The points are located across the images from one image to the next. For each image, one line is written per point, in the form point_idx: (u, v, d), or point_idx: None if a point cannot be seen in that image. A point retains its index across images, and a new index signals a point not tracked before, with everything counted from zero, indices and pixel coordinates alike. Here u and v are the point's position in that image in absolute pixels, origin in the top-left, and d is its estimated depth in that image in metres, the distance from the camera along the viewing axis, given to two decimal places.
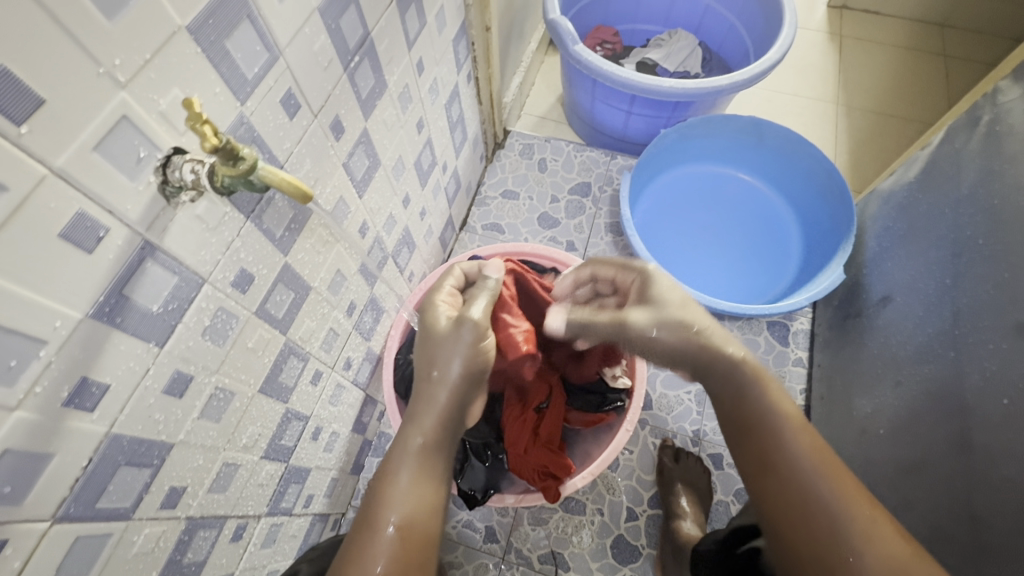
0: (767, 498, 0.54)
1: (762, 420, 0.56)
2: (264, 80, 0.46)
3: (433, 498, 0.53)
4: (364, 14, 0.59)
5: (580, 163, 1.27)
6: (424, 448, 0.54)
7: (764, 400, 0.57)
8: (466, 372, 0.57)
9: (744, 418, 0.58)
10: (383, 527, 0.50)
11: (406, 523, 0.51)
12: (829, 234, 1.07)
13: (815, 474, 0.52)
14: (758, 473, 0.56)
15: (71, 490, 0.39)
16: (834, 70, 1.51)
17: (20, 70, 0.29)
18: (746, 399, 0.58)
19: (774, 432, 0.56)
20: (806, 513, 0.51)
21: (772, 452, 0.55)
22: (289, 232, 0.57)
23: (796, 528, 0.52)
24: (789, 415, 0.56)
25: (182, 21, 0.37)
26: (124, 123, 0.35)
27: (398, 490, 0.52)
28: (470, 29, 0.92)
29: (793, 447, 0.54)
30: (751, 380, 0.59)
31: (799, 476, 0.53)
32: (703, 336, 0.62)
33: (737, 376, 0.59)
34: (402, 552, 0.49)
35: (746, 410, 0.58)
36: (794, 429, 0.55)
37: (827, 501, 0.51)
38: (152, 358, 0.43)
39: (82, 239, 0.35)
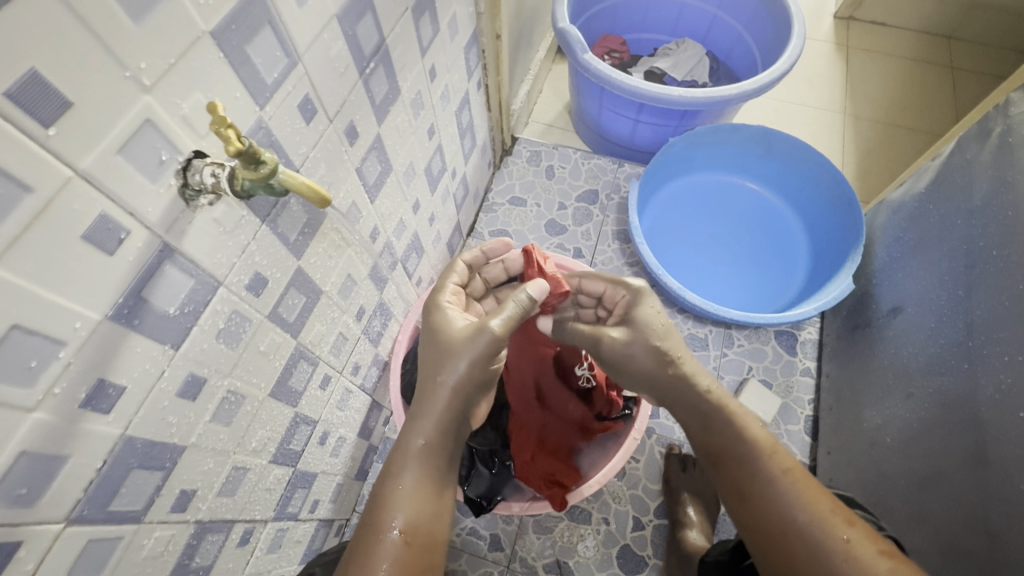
0: (748, 527, 0.57)
1: (732, 450, 0.59)
2: (283, 85, 0.47)
3: (438, 499, 0.53)
4: (380, 22, 0.60)
5: (587, 170, 1.28)
6: (427, 451, 0.54)
7: (736, 428, 0.60)
8: (470, 374, 0.56)
9: (719, 447, 0.60)
10: (387, 529, 0.50)
11: (410, 526, 0.51)
12: (837, 243, 1.07)
13: (790, 498, 0.55)
14: (736, 501, 0.58)
15: (85, 492, 0.39)
16: (841, 81, 1.52)
17: (50, 73, 0.29)
18: (715, 429, 0.60)
19: (748, 458, 0.58)
20: (786, 538, 0.54)
21: (747, 479, 0.57)
22: (303, 236, 0.57)
23: (777, 553, 0.54)
24: (759, 442, 0.59)
25: (206, 27, 0.37)
26: (147, 126, 0.35)
27: (401, 493, 0.52)
28: (480, 37, 0.93)
29: (766, 473, 0.57)
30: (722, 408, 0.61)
31: (774, 503, 0.55)
32: (676, 366, 0.63)
33: (704, 408, 0.61)
34: (406, 556, 0.49)
35: (720, 439, 0.60)
36: (764, 456, 0.58)
37: (806, 526, 0.53)
38: (166, 361, 0.43)
39: (103, 241, 0.35)
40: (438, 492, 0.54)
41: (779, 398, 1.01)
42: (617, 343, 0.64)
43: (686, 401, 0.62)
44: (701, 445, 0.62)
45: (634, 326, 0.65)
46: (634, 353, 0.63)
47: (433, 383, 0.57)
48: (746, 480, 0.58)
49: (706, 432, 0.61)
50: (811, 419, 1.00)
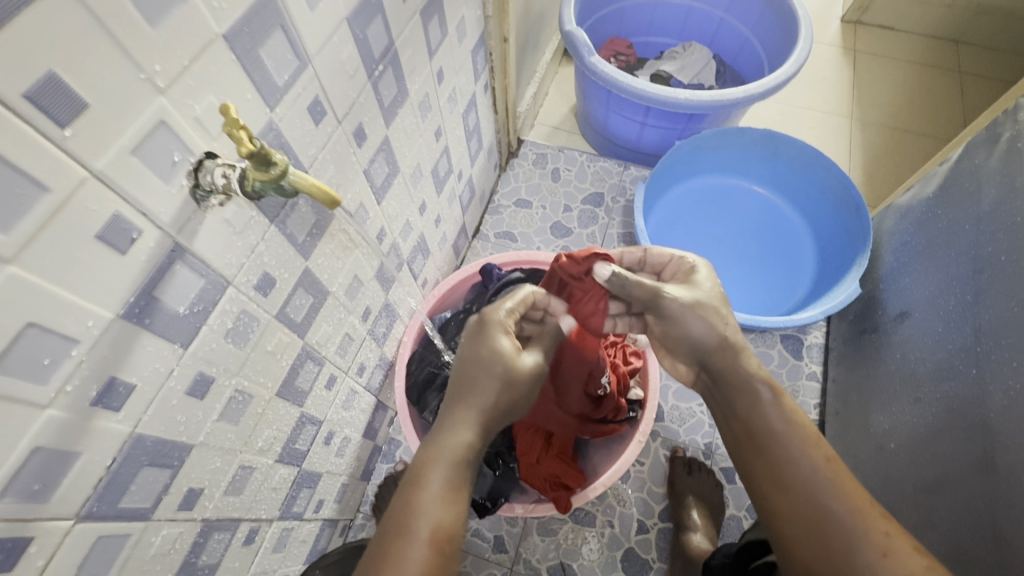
0: (779, 517, 0.53)
1: (772, 433, 0.56)
2: (293, 86, 0.47)
3: (463, 509, 0.49)
4: (390, 26, 0.60)
5: (593, 173, 1.28)
6: (459, 453, 0.51)
7: (780, 414, 0.56)
8: (504, 377, 0.56)
9: (756, 433, 0.57)
10: (410, 537, 0.46)
11: (439, 533, 0.47)
12: (843, 247, 1.06)
13: (827, 486, 0.52)
14: (766, 490, 0.54)
15: (95, 489, 0.39)
16: (849, 85, 1.52)
17: (68, 75, 0.29)
18: (759, 412, 0.57)
19: (787, 446, 0.55)
20: (820, 531, 0.50)
21: (782, 468, 0.54)
22: (311, 236, 0.57)
23: (807, 546, 0.51)
24: (804, 430, 0.55)
25: (220, 29, 0.38)
26: (161, 127, 0.36)
27: (431, 496, 0.48)
28: (488, 40, 0.93)
29: (805, 463, 0.53)
30: (766, 392, 0.58)
31: (812, 492, 0.52)
32: (731, 337, 0.61)
33: (749, 387, 0.59)
34: (431, 568, 0.45)
35: (757, 425, 0.57)
36: (803, 445, 0.54)
37: (841, 517, 0.50)
38: (176, 359, 0.43)
39: (117, 240, 0.35)
40: (464, 502, 0.50)
41: None
42: (679, 303, 0.61)
43: (731, 383, 0.60)
44: (740, 427, 0.59)
45: (693, 288, 0.63)
46: (690, 325, 0.62)
47: (473, 383, 0.55)
48: (781, 469, 0.54)
49: (749, 414, 0.58)
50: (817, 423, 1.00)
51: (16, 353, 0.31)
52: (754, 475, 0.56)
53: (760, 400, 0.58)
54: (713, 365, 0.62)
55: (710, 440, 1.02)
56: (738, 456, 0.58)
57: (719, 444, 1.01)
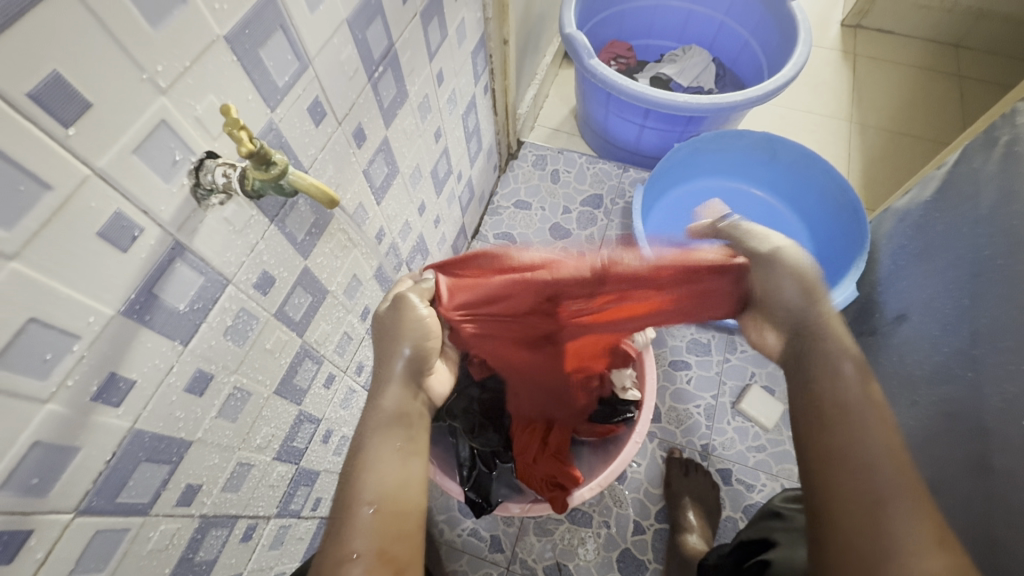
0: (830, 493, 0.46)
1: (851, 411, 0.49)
2: (293, 88, 0.48)
3: (415, 471, 0.53)
4: (390, 27, 0.61)
5: (592, 175, 1.29)
6: (388, 423, 0.54)
7: (861, 394, 0.50)
8: (417, 353, 0.59)
9: (832, 406, 0.50)
10: (361, 506, 0.49)
11: (383, 502, 0.49)
12: (841, 250, 1.07)
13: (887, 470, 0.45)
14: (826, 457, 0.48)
15: (94, 484, 0.40)
16: (848, 89, 1.52)
17: (71, 76, 0.30)
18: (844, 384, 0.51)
19: (860, 419, 0.48)
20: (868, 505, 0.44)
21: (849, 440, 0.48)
22: (310, 235, 0.58)
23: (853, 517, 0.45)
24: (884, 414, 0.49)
25: (221, 31, 0.38)
26: (162, 126, 0.36)
27: (371, 470, 0.51)
28: (488, 42, 0.94)
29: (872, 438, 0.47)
30: (851, 372, 0.52)
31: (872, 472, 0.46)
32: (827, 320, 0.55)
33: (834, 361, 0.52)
34: (385, 529, 0.48)
35: (833, 392, 0.51)
36: (879, 427, 0.48)
37: (895, 496, 0.44)
38: (176, 356, 0.44)
39: (118, 238, 0.36)
40: (417, 465, 0.54)
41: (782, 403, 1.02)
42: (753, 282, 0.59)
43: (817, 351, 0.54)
44: (813, 398, 0.52)
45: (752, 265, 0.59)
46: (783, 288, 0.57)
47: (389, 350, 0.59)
48: (846, 439, 0.48)
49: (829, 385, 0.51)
50: None
51: (18, 348, 0.32)
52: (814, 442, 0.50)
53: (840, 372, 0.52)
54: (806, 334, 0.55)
55: (707, 441, 1.02)
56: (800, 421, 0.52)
57: (715, 445, 1.01)
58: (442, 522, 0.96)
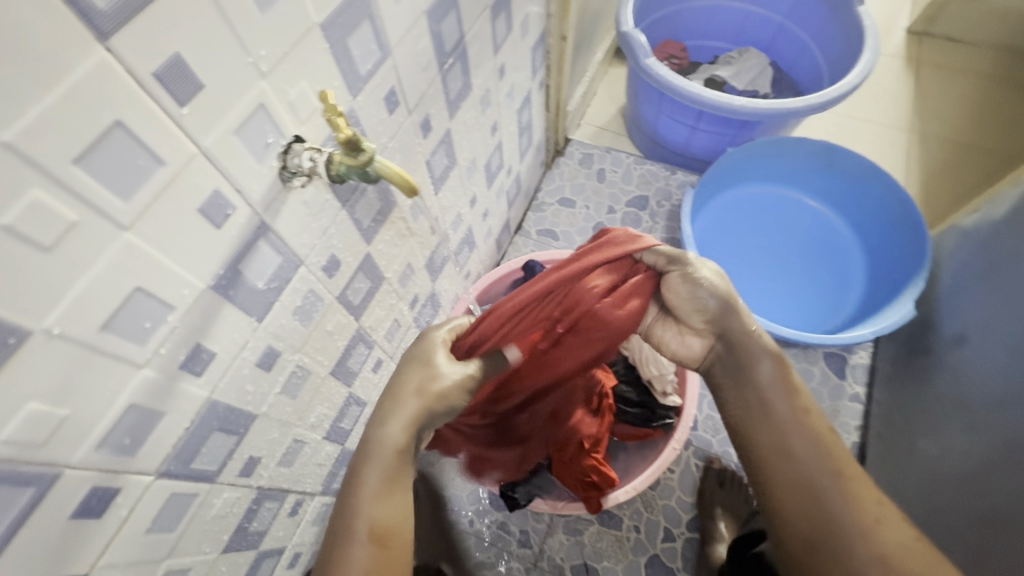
0: (778, 487, 0.54)
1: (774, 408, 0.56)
2: (374, 76, 0.49)
3: (396, 508, 0.48)
4: (462, 20, 0.61)
5: (639, 175, 1.28)
6: (394, 448, 0.48)
7: (776, 379, 0.57)
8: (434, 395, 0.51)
9: (757, 406, 0.57)
10: (348, 538, 0.46)
11: (381, 530, 0.46)
12: (898, 266, 1.03)
13: (812, 456, 0.54)
14: (766, 456, 0.55)
15: (173, 449, 0.42)
16: (910, 99, 1.46)
17: (189, 57, 0.31)
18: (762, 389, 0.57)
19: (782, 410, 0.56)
20: (807, 498, 0.53)
21: (784, 439, 0.55)
22: (375, 222, 0.59)
23: (802, 512, 0.53)
24: (794, 402, 0.56)
25: (317, 18, 0.39)
26: (260, 110, 0.37)
27: (367, 497, 0.47)
28: (547, 37, 0.94)
29: (800, 438, 0.55)
30: (770, 366, 0.57)
31: (805, 463, 0.54)
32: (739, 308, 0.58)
33: (750, 359, 0.57)
34: (375, 561, 0.45)
35: (757, 393, 0.57)
36: (802, 419, 0.55)
37: (833, 491, 0.52)
38: (251, 331, 0.45)
39: (214, 215, 0.37)
40: (397, 499, 0.48)
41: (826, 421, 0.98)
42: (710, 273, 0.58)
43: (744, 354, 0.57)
44: (739, 401, 0.58)
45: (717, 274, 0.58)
46: (701, 294, 0.57)
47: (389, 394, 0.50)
48: (778, 435, 0.55)
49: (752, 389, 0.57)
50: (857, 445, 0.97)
51: (125, 315, 0.33)
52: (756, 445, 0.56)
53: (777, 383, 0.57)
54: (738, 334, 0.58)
55: None
56: (733, 429, 0.59)
57: None
58: (471, 513, 0.96)
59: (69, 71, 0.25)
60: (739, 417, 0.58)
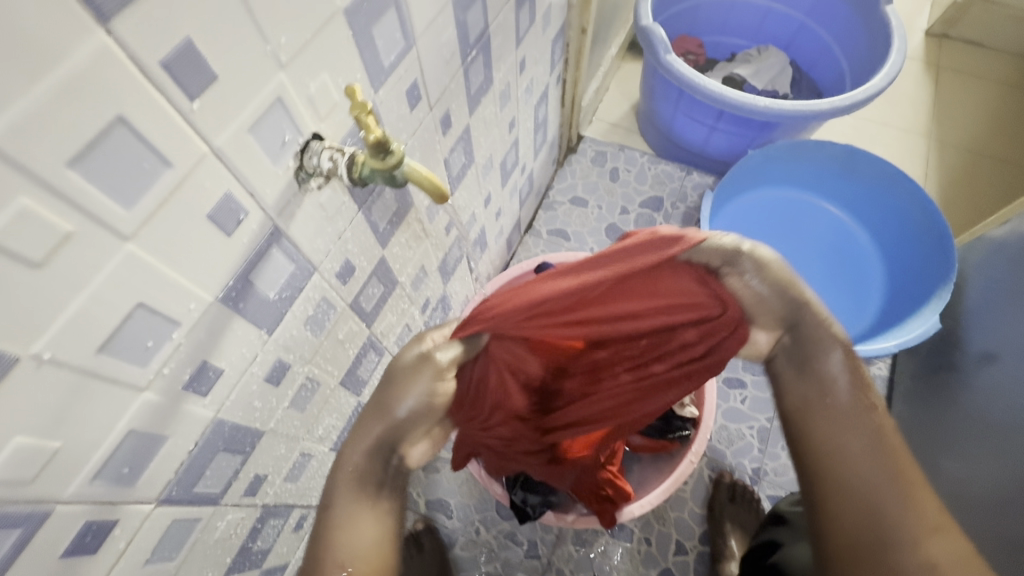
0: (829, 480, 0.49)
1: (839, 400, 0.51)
2: (397, 68, 0.45)
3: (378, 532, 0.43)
4: (487, 9, 0.57)
5: (653, 175, 1.24)
6: (353, 472, 0.44)
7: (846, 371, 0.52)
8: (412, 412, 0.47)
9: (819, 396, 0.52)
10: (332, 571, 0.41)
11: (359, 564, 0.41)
12: (920, 276, 1.00)
13: (874, 455, 0.49)
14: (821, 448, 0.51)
15: (176, 474, 0.38)
16: (929, 103, 1.43)
17: (202, 44, 0.27)
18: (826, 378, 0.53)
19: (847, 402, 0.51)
20: (860, 494, 0.48)
21: (845, 432, 0.50)
22: (391, 224, 0.55)
23: (851, 506, 0.48)
24: (860, 397, 0.51)
25: (341, 3, 0.35)
26: (277, 104, 0.34)
27: (340, 531, 0.42)
28: (567, 30, 0.90)
29: (859, 430, 0.50)
30: (840, 356, 0.53)
31: (862, 457, 0.49)
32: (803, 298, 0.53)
33: (819, 348, 0.53)
34: None
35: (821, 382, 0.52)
36: (869, 413, 0.50)
37: (890, 491, 0.47)
38: (260, 345, 0.42)
39: (225, 221, 0.33)
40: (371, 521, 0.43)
41: None
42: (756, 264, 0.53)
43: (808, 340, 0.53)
44: (801, 393, 0.54)
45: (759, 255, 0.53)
46: (745, 285, 0.53)
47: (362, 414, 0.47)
48: (837, 428, 0.50)
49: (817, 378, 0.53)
50: None
51: (125, 334, 0.29)
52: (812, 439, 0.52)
53: (837, 374, 0.52)
54: (806, 322, 0.53)
55: (759, 465, 0.98)
56: (790, 421, 0.54)
57: (767, 470, 0.97)
58: (478, 522, 0.94)
59: (61, 58, 0.22)
60: (800, 410, 0.53)
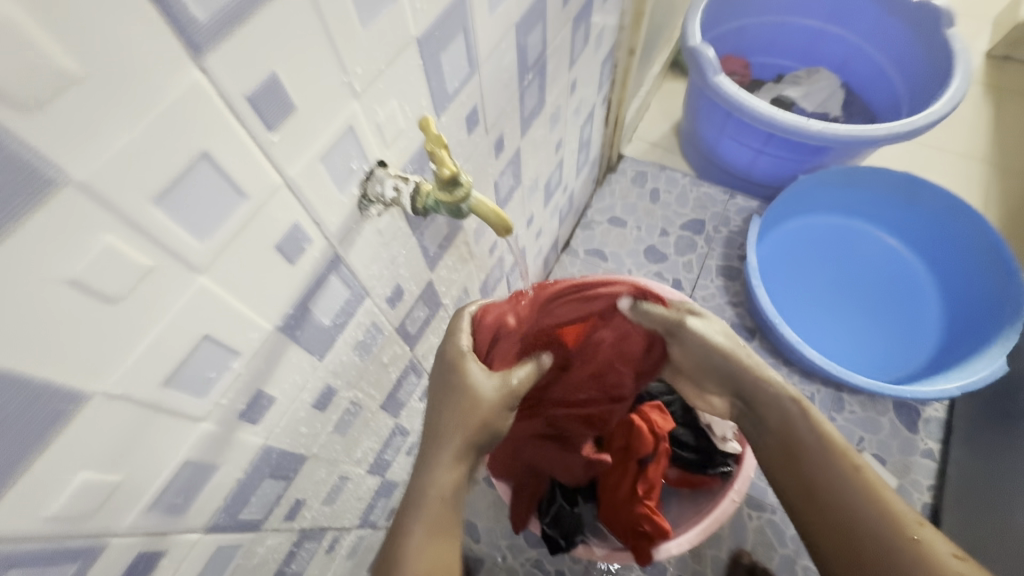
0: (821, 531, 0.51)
1: (810, 453, 0.53)
2: (460, 94, 0.44)
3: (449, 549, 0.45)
4: (547, 31, 0.56)
5: (695, 197, 1.21)
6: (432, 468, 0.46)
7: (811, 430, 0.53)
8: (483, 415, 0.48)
9: (789, 450, 0.54)
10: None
11: None
12: (985, 312, 0.95)
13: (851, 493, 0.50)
14: (803, 501, 0.53)
15: (222, 502, 0.37)
16: (989, 129, 1.36)
17: (285, 75, 0.26)
18: (790, 430, 0.54)
19: (812, 451, 0.52)
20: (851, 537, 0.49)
21: (821, 480, 0.51)
22: (440, 248, 0.54)
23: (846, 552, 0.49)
24: (829, 442, 0.52)
25: (415, 31, 0.34)
26: (349, 133, 0.33)
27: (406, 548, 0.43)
28: (617, 51, 0.88)
29: (867, 514, 0.49)
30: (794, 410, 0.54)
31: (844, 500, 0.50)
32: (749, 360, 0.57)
33: (776, 408, 0.55)
34: None
35: (792, 434, 0.54)
36: (835, 457, 0.52)
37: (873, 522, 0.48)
38: (311, 371, 0.41)
39: (290, 250, 0.32)
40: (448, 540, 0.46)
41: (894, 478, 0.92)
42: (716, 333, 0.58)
43: (767, 414, 0.56)
44: (772, 447, 0.56)
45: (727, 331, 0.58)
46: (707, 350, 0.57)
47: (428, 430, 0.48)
48: (813, 474, 0.52)
49: (780, 431, 0.55)
50: (930, 508, 0.90)
51: (190, 367, 0.29)
52: (831, 530, 0.50)
53: (781, 416, 0.55)
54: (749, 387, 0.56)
55: None
56: (780, 471, 0.55)
57: None
58: (505, 548, 0.91)
59: (158, 96, 0.21)
60: (805, 498, 0.52)
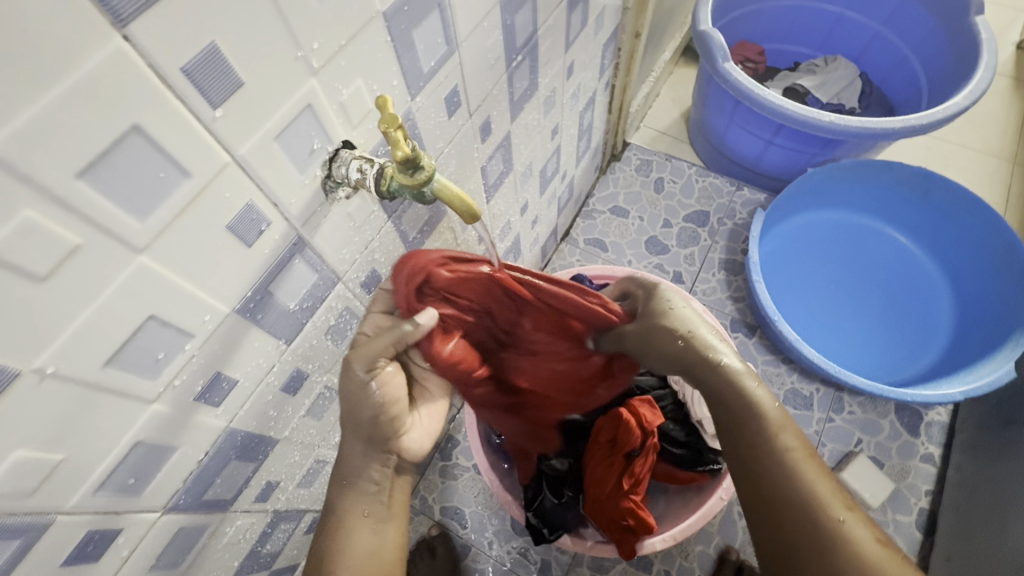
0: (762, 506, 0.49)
1: (755, 425, 0.51)
2: (436, 74, 0.42)
3: (391, 540, 0.49)
4: (538, 11, 0.54)
5: (700, 189, 1.18)
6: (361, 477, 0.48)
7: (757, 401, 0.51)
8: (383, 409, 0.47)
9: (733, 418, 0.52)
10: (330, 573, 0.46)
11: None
12: (997, 315, 0.91)
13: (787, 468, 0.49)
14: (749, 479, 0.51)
15: (184, 483, 0.37)
16: (1014, 123, 1.30)
17: (229, 49, 0.25)
18: (739, 407, 0.52)
19: (760, 425, 0.51)
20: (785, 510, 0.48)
21: (764, 455, 0.50)
22: (421, 234, 0.53)
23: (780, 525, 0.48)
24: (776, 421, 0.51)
25: (381, 6, 0.33)
26: (307, 112, 0.32)
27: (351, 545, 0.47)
28: (620, 34, 0.85)
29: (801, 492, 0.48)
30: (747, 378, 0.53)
31: (783, 475, 0.49)
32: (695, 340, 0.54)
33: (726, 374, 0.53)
34: None
35: (738, 402, 0.52)
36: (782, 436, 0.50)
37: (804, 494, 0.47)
38: (277, 355, 0.40)
39: (245, 232, 0.32)
40: (395, 529, 0.49)
41: (890, 482, 0.90)
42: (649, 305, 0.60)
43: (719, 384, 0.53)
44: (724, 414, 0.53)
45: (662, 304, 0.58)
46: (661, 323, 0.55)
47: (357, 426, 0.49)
48: (757, 446, 0.50)
49: (730, 402, 0.53)
50: (926, 512, 0.88)
51: (136, 346, 0.28)
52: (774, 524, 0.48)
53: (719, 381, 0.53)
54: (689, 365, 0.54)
55: None
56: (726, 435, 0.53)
57: None
58: (492, 535, 0.91)
59: (72, 64, 0.20)
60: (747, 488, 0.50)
